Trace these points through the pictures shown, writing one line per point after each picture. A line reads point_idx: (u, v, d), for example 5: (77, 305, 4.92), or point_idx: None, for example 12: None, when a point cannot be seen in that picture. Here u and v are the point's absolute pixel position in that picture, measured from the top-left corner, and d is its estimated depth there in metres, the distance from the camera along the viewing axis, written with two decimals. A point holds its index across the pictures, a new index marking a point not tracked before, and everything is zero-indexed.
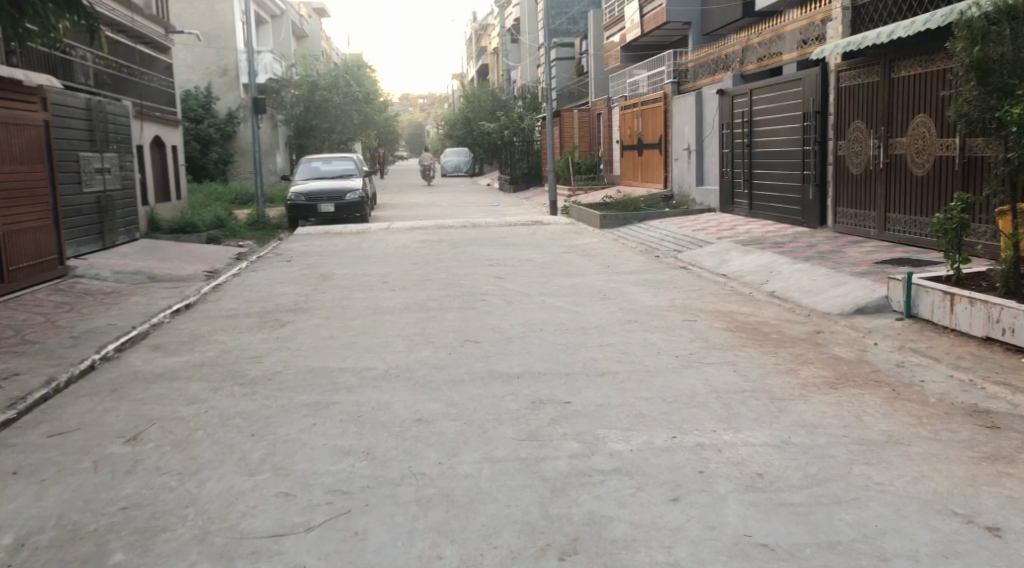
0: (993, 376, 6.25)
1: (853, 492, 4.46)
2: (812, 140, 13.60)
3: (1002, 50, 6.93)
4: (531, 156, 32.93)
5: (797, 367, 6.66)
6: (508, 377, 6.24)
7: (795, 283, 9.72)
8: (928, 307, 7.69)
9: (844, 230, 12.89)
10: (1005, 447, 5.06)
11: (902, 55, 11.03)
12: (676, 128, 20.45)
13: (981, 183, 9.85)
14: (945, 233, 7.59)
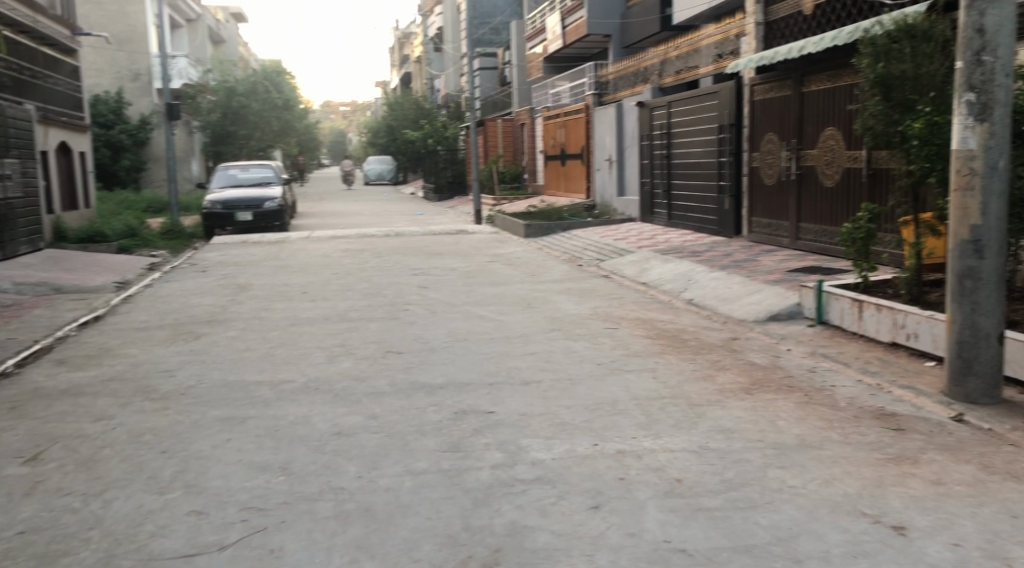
0: (898, 380, 6.46)
1: (768, 496, 4.48)
2: (727, 152, 13.94)
3: (904, 66, 7.28)
4: (455, 165, 33.48)
5: (714, 373, 6.79)
6: (431, 389, 6.20)
7: (711, 291, 9.96)
8: (838, 313, 7.95)
9: (758, 240, 13.23)
10: (910, 448, 5.17)
11: (813, 69, 11.41)
12: (598, 138, 20.77)
13: (885, 195, 10.24)
14: (852, 242, 7.90)
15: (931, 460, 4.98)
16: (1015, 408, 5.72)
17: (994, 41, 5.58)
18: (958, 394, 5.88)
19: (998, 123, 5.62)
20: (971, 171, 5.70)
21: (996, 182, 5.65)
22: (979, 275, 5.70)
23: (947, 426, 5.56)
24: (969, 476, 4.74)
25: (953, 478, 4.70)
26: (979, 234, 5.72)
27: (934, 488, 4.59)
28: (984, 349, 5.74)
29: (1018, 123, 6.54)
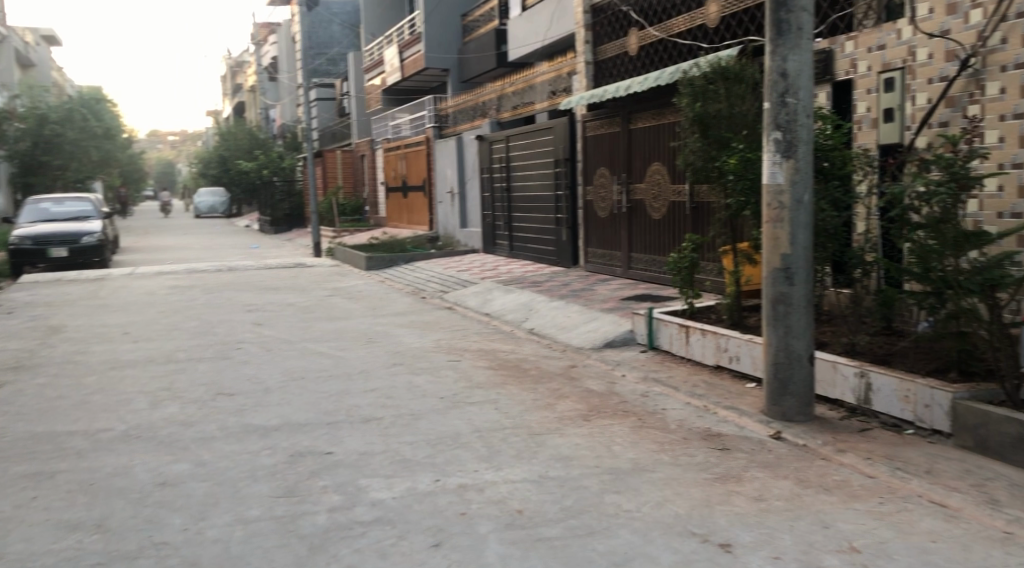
0: (723, 401, 6.81)
1: (604, 521, 4.60)
2: (563, 185, 14.35)
3: (719, 106, 7.80)
4: (292, 197, 32.72)
5: (553, 401, 6.92)
6: (264, 431, 6.02)
7: (551, 320, 10.18)
8: (667, 338, 8.32)
9: (595, 269, 13.66)
10: (734, 467, 5.45)
11: (638, 108, 11.97)
12: (439, 171, 20.93)
13: (707, 227, 10.82)
14: (679, 270, 8.31)
15: (753, 477, 5.27)
16: (825, 424, 6.16)
17: (795, 84, 6.03)
18: (775, 413, 6.26)
19: (802, 160, 6.08)
20: (780, 204, 6.12)
21: (801, 215, 6.10)
22: (790, 300, 6.12)
23: (767, 443, 5.91)
24: (787, 490, 5.05)
25: (772, 494, 4.99)
26: (789, 262, 6.14)
27: (755, 505, 4.85)
28: (797, 370, 6.15)
29: (818, 160, 7.11)
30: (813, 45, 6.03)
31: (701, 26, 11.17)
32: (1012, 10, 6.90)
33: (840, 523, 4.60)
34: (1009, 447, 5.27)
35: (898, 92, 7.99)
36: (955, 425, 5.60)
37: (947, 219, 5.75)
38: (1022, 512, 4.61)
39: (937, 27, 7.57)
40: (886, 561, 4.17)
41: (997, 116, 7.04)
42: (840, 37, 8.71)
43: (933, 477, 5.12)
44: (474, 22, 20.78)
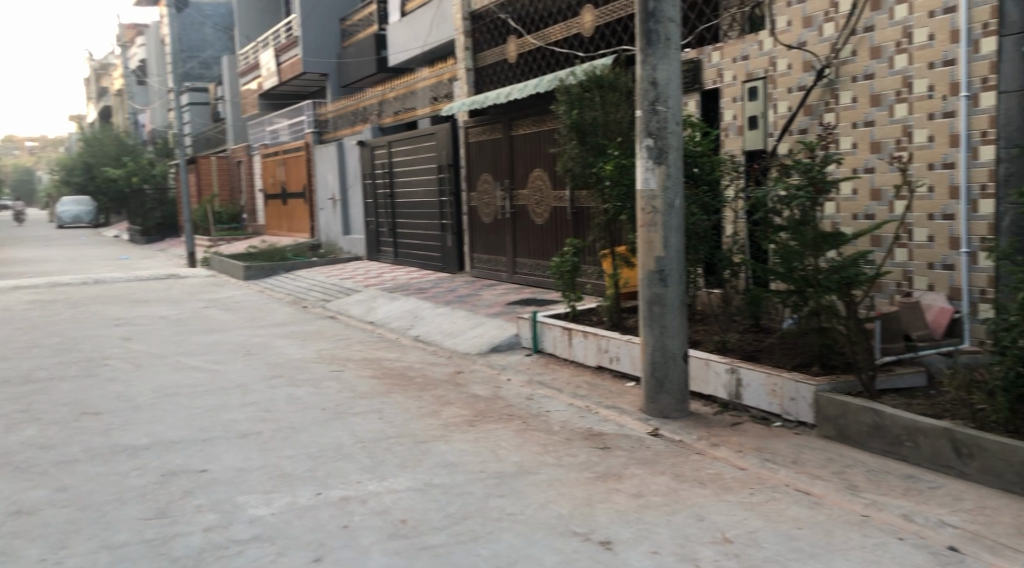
0: (605, 401, 6.96)
1: (488, 526, 4.64)
2: (447, 191, 14.35)
3: (595, 113, 8.00)
4: (165, 205, 31.54)
5: (438, 408, 6.92)
6: (134, 451, 5.79)
7: (436, 327, 10.17)
8: (551, 341, 8.44)
9: (480, 275, 13.72)
10: (615, 465, 5.59)
11: (519, 114, 12.10)
12: (320, 177, 20.60)
13: (587, 231, 11.04)
14: (561, 274, 8.45)
15: (632, 474, 5.41)
16: (700, 419, 6.38)
17: (665, 92, 6.23)
18: (653, 411, 6.44)
19: (673, 165, 6.28)
20: (653, 209, 6.31)
21: (674, 218, 6.30)
22: (664, 301, 6.31)
23: (646, 440, 6.08)
24: (664, 486, 5.21)
25: (651, 490, 5.14)
26: (662, 264, 6.33)
27: (635, 501, 4.98)
28: (672, 368, 6.35)
29: (689, 166, 7.38)
30: (681, 54, 6.25)
31: (577, 35, 11.40)
32: (860, 25, 7.35)
33: (713, 515, 4.78)
34: (865, 435, 5.59)
35: (761, 100, 8.35)
36: (818, 416, 5.90)
37: (807, 222, 6.09)
38: (878, 496, 4.90)
39: (795, 39, 7.98)
40: (756, 549, 4.36)
41: (850, 123, 7.47)
42: (707, 47, 9.05)
43: (799, 467, 5.38)
44: (353, 27, 20.58)
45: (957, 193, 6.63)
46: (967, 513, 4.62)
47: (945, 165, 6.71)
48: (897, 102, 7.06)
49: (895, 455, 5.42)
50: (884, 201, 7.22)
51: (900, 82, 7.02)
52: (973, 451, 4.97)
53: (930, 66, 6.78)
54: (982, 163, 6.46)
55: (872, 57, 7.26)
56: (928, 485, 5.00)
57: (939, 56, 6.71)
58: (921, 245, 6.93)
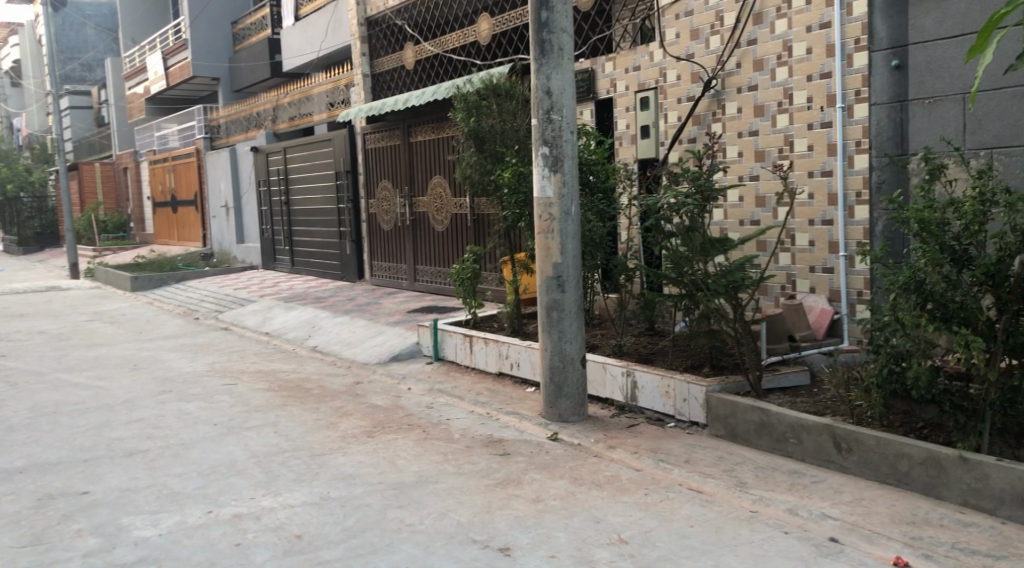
0: (505, 407, 6.99)
1: (386, 538, 4.61)
2: (345, 198, 14.17)
3: (492, 121, 8.06)
4: (44, 214, 30.12)
5: (336, 420, 6.82)
6: (9, 475, 5.51)
7: (334, 337, 10.04)
8: (452, 349, 8.45)
9: (380, 283, 13.61)
10: (514, 471, 5.63)
11: (417, 121, 12.06)
12: (212, 184, 20.06)
13: (487, 239, 11.10)
14: (461, 281, 8.45)
15: (532, 479, 5.46)
16: (597, 422, 6.49)
17: (559, 101, 6.33)
18: (553, 415, 6.51)
19: (568, 173, 6.37)
20: (550, 216, 6.39)
21: (570, 225, 6.39)
22: (562, 306, 6.39)
23: (545, 445, 6.15)
24: (562, 490, 5.28)
25: (549, 494, 5.20)
26: (559, 270, 6.42)
27: (534, 506, 5.03)
28: (571, 373, 6.43)
29: (584, 173, 7.49)
30: (574, 65, 6.35)
31: (474, 43, 11.45)
32: (744, 38, 7.63)
33: (609, 517, 4.87)
34: (753, 433, 5.79)
35: (653, 111, 8.57)
36: (709, 416, 6.09)
37: (695, 228, 6.25)
38: (765, 492, 5.08)
39: (684, 51, 8.23)
40: (650, 548, 4.46)
41: (736, 133, 7.74)
42: (600, 58, 9.22)
43: (692, 466, 5.53)
44: (245, 31, 20.14)
45: (835, 200, 6.95)
46: (847, 505, 4.84)
47: (823, 173, 7.03)
48: (779, 113, 7.35)
49: (782, 452, 5.63)
50: (769, 208, 7.51)
51: (782, 94, 7.32)
52: (852, 445, 5.21)
53: (809, 78, 7.09)
54: (857, 171, 6.79)
55: (755, 69, 7.55)
56: (812, 479, 5.22)
57: (816, 69, 7.02)
58: (803, 249, 7.25)
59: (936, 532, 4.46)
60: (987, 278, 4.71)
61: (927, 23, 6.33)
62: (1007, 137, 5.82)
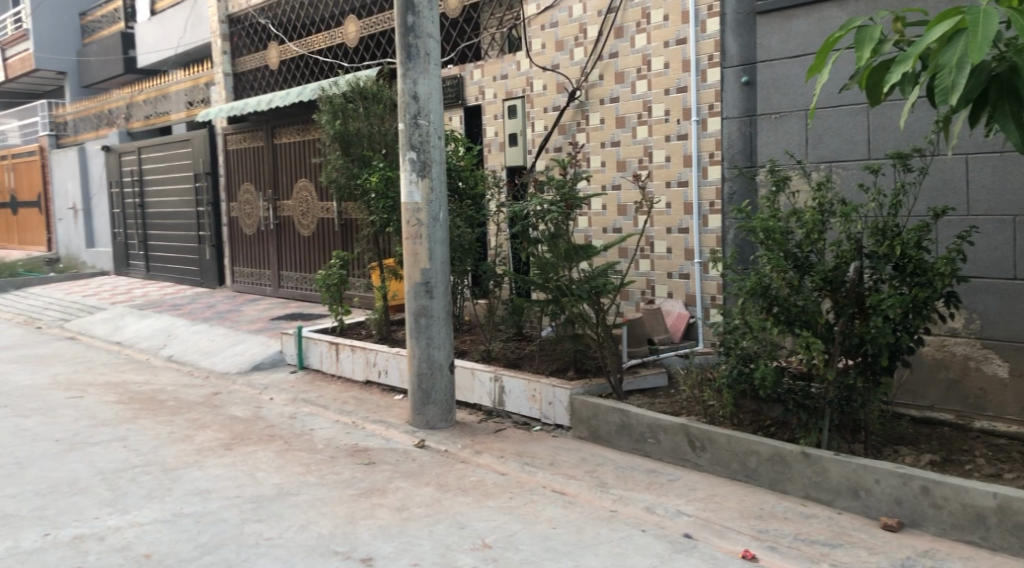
0: (371, 415, 6.92)
1: (242, 553, 4.48)
2: (205, 201, 13.69)
3: (359, 125, 8.00)
4: None
5: (192, 433, 6.58)
6: None
7: (191, 346, 9.68)
8: (317, 357, 8.31)
9: (242, 289, 13.22)
10: (379, 480, 5.58)
11: (282, 123, 11.80)
12: (57, 185, 18.97)
13: (354, 244, 10.96)
14: (327, 288, 8.31)
15: (397, 487, 5.44)
16: (465, 428, 6.51)
17: (426, 107, 6.33)
18: (419, 422, 6.47)
19: (436, 179, 6.38)
20: (418, 221, 6.36)
21: (438, 231, 6.39)
22: (431, 312, 6.37)
23: (411, 452, 6.12)
24: (427, 497, 5.27)
25: (414, 502, 5.19)
26: (428, 276, 6.40)
27: (398, 515, 5.01)
28: (439, 379, 6.42)
29: (453, 179, 7.53)
30: (441, 71, 6.37)
31: (341, 45, 11.28)
32: (606, 51, 7.85)
33: (473, 522, 4.90)
34: (614, 434, 5.96)
35: (520, 119, 8.70)
36: (573, 419, 6.23)
37: (560, 235, 6.43)
38: (624, 491, 5.24)
39: (549, 61, 8.39)
40: (512, 552, 4.51)
41: (599, 143, 7.97)
42: (468, 64, 9.27)
43: (555, 468, 5.64)
44: (95, 23, 19.14)
45: (691, 209, 7.27)
46: (701, 501, 5.05)
47: (680, 183, 7.33)
48: (639, 124, 7.63)
49: (640, 452, 5.82)
50: (630, 216, 7.76)
51: (642, 106, 7.59)
52: (706, 443, 5.44)
53: (667, 92, 7.38)
54: (711, 182, 7.11)
55: (616, 81, 7.79)
56: (668, 478, 5.41)
57: (673, 83, 7.32)
58: (661, 256, 7.54)
59: (781, 524, 4.71)
60: (826, 284, 5.02)
61: (773, 42, 6.55)
62: (844, 152, 6.17)
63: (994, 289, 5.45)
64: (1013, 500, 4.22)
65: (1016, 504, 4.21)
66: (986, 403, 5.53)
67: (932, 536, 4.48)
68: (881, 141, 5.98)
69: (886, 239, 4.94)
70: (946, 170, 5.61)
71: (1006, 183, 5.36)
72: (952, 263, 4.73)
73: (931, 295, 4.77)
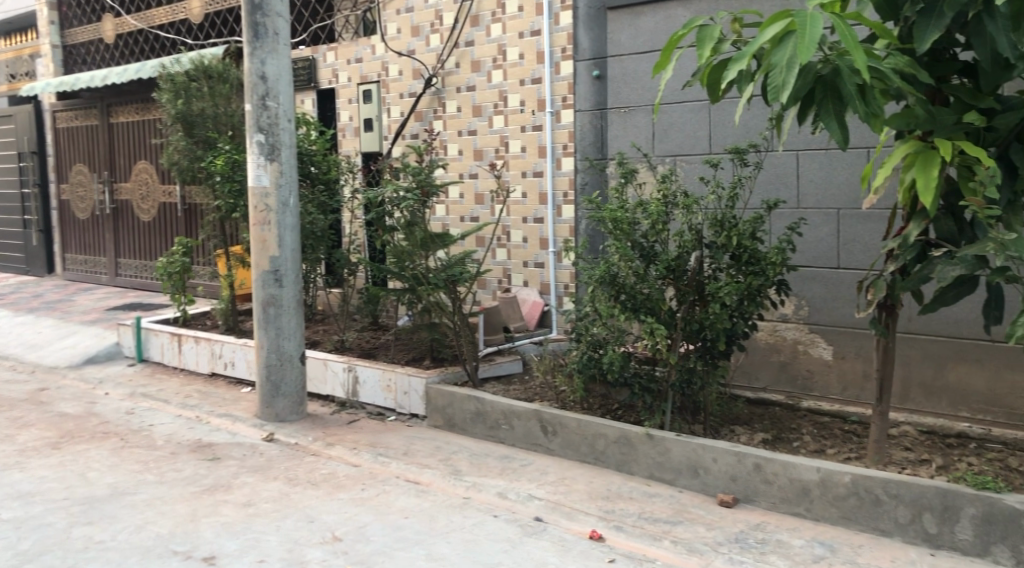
0: (216, 409, 6.68)
1: (70, 559, 4.25)
2: (30, 182, 12.79)
3: (203, 104, 7.69)
4: None
5: (14, 432, 6.17)
6: None
7: (15, 338, 9.06)
8: (158, 349, 7.97)
9: (75, 277, 12.47)
10: (224, 475, 5.41)
11: (119, 100, 11.19)
12: None
13: (199, 230, 10.54)
14: (169, 276, 7.92)
15: (242, 483, 5.28)
16: (316, 420, 6.39)
17: (275, 88, 6.13)
18: (268, 415, 6.31)
19: (285, 163, 6.20)
20: (266, 207, 6.16)
21: (288, 217, 6.22)
22: (280, 302, 6.20)
23: (259, 446, 5.96)
24: (275, 491, 5.15)
25: (261, 497, 5.06)
26: (277, 264, 6.22)
27: (243, 511, 4.87)
28: (289, 371, 6.27)
29: (305, 164, 7.32)
30: (290, 51, 6.19)
31: (184, 20, 10.79)
32: (462, 38, 7.86)
33: (323, 516, 4.82)
34: (469, 422, 6.00)
35: (375, 104, 8.59)
36: (428, 408, 6.23)
37: (416, 223, 6.34)
38: (478, 477, 5.29)
39: (404, 46, 8.31)
40: (363, 543, 4.47)
41: (457, 131, 8.00)
42: (321, 46, 9.06)
43: (409, 458, 5.62)
44: None
45: (545, 199, 7.40)
46: (551, 485, 5.16)
47: (535, 173, 7.45)
48: (495, 114, 7.69)
49: (494, 438, 5.89)
50: (486, 205, 7.82)
51: (497, 95, 7.66)
52: (557, 428, 5.56)
53: (522, 83, 7.47)
54: (564, 172, 7.25)
55: (473, 70, 7.82)
56: (521, 463, 5.50)
57: (528, 74, 7.41)
58: (517, 245, 7.65)
59: (626, 504, 4.88)
60: (670, 273, 5.22)
61: (623, 38, 6.70)
62: (687, 146, 6.42)
63: (820, 277, 5.81)
64: (833, 473, 4.53)
65: (836, 477, 4.52)
66: (813, 383, 5.91)
67: (763, 510, 4.75)
68: (721, 136, 6.25)
69: (724, 230, 5.15)
70: (778, 165, 5.93)
71: (832, 178, 5.71)
72: (783, 253, 5.05)
73: (764, 283, 5.06)
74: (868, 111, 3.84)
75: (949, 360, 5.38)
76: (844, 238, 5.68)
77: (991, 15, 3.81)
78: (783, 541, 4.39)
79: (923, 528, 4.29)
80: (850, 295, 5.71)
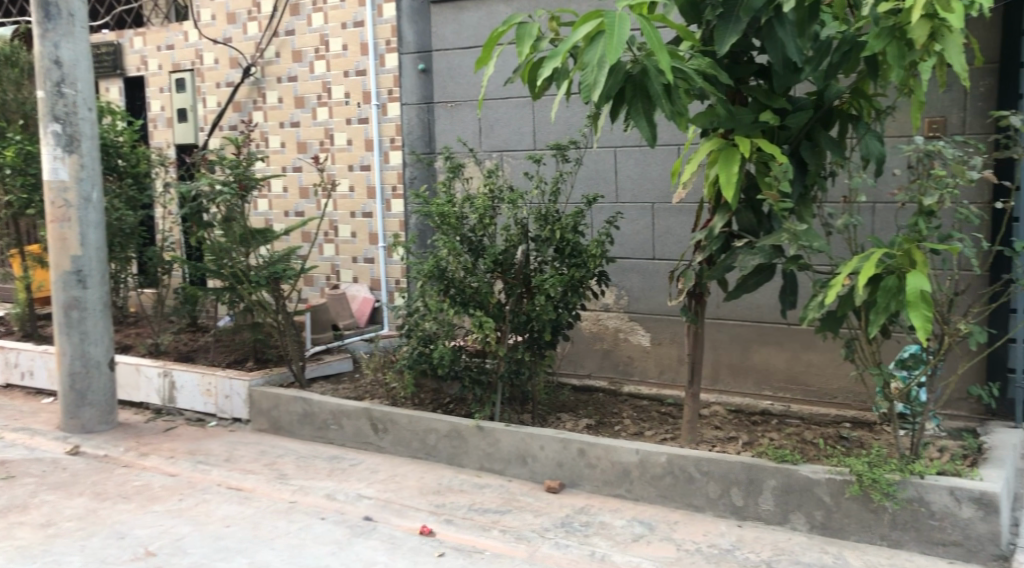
0: (11, 423, 6.20)
1: None
2: None
3: None
4: None
5: None
6: None
7: None
8: None
9: None
10: (19, 495, 5.02)
11: None
12: None
13: None
14: None
15: (42, 502, 4.93)
16: (129, 429, 6.06)
17: (71, 74, 5.73)
18: (73, 427, 5.91)
19: (86, 155, 5.81)
20: (65, 203, 5.77)
21: (91, 213, 5.85)
22: (84, 305, 5.82)
23: (62, 461, 5.58)
24: (79, 508, 4.84)
25: (63, 516, 4.74)
26: (80, 265, 5.83)
27: (42, 532, 4.55)
28: (96, 378, 5.91)
29: (111, 157, 6.87)
30: (88, 35, 5.81)
31: None
32: (282, 27, 7.64)
33: (135, 531, 4.58)
34: (296, 423, 5.86)
35: (189, 94, 8.20)
36: (253, 411, 6.03)
37: (234, 218, 6.10)
38: (304, 480, 5.18)
39: (220, 34, 7.98)
40: (179, 557, 4.28)
41: (278, 123, 7.78)
42: (127, 31, 8.55)
43: (231, 464, 5.43)
44: None
45: (373, 194, 7.33)
46: (381, 483, 5.12)
47: (362, 167, 7.36)
48: (319, 105, 7.53)
49: (322, 439, 5.78)
50: (311, 199, 7.65)
51: (321, 87, 7.51)
52: (387, 425, 5.53)
53: (346, 75, 7.35)
54: (393, 167, 7.21)
55: (294, 60, 7.62)
56: (350, 462, 5.44)
57: (352, 65, 7.30)
58: (346, 241, 7.55)
59: (457, 496, 4.92)
60: (497, 266, 5.29)
61: (446, 32, 6.71)
62: (512, 142, 6.52)
63: (637, 269, 6.07)
64: (651, 454, 4.74)
65: (654, 458, 4.74)
66: (633, 369, 6.16)
67: (588, 493, 4.92)
68: (542, 132, 6.39)
69: (548, 224, 5.28)
70: (597, 161, 6.14)
71: (646, 174, 5.97)
72: (602, 245, 5.24)
73: (585, 275, 5.25)
74: (673, 110, 4.03)
75: (754, 342, 5.76)
76: (658, 230, 5.95)
77: (781, 22, 4.11)
78: (606, 523, 4.57)
79: (731, 501, 4.57)
80: (663, 285, 5.99)
